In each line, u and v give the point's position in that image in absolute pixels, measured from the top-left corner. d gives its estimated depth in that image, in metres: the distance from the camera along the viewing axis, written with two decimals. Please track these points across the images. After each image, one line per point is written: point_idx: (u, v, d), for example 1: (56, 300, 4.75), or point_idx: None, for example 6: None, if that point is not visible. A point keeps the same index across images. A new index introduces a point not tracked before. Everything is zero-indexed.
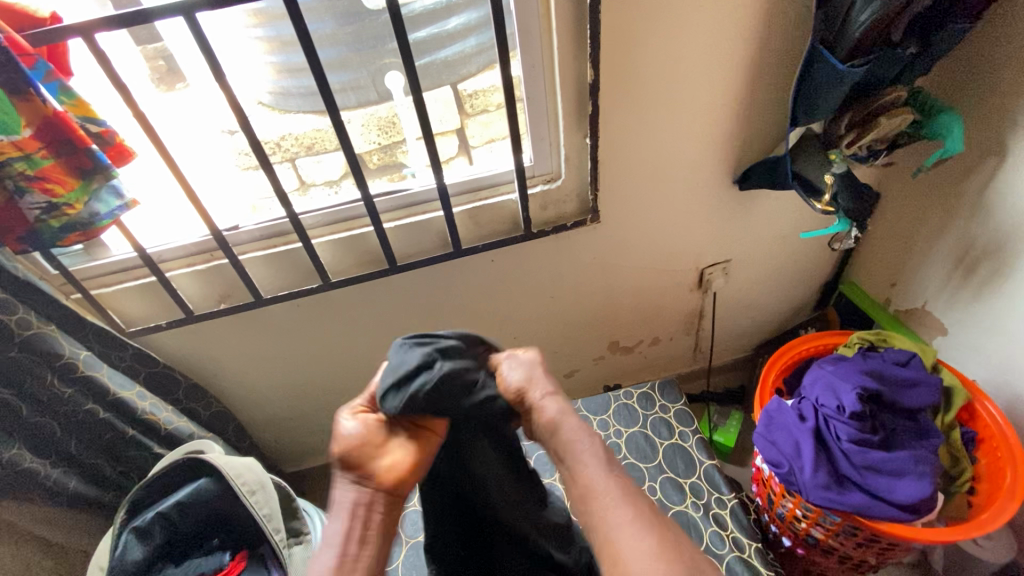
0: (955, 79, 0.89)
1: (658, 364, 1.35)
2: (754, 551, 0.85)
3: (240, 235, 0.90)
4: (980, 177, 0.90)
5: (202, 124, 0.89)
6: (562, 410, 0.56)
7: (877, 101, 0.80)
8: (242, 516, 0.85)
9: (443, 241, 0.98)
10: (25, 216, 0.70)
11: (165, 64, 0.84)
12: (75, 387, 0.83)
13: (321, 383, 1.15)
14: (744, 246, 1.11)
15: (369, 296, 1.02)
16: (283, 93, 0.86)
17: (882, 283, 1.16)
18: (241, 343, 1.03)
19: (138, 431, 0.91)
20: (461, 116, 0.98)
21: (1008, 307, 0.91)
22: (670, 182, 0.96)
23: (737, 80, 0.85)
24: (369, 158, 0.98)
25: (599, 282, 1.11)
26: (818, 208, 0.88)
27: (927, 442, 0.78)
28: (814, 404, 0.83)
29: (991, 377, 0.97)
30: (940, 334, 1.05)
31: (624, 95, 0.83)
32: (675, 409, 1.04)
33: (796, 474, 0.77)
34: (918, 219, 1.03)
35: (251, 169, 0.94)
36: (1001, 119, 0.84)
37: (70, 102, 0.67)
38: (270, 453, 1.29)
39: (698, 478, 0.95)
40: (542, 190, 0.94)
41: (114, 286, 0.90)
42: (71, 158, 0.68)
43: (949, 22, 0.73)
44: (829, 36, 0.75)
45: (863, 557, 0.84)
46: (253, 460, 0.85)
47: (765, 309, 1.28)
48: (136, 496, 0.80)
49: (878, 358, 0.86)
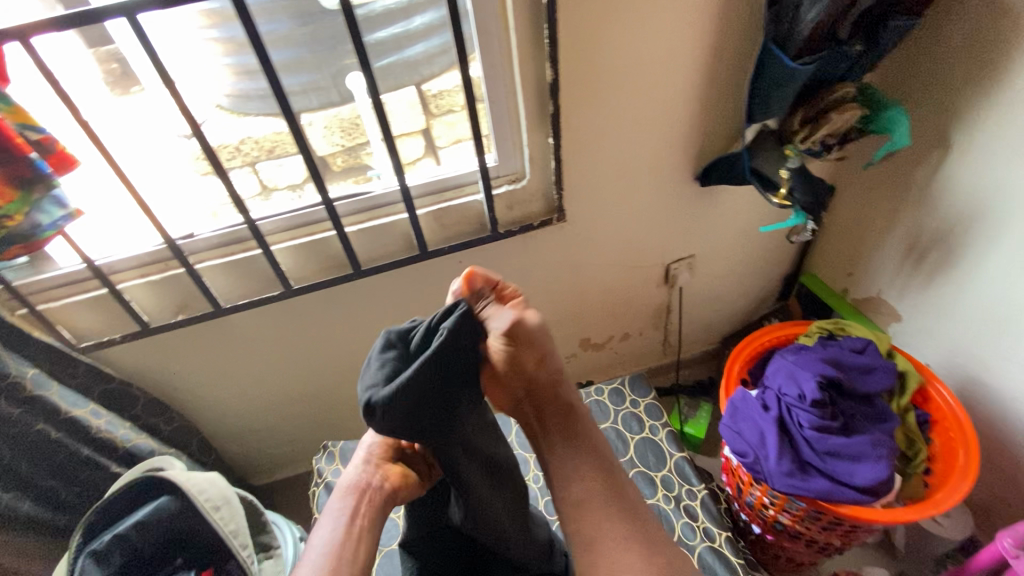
0: (900, 74, 0.93)
1: (630, 359, 1.36)
2: (724, 540, 0.87)
3: (195, 243, 0.87)
4: (926, 169, 0.93)
5: (157, 130, 0.85)
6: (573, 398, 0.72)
7: (829, 98, 0.82)
8: (208, 532, 0.82)
9: (409, 244, 0.97)
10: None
11: (119, 67, 0.79)
12: (25, 408, 0.79)
13: (288, 391, 1.13)
14: (708, 240, 1.14)
15: (335, 301, 1.00)
16: (241, 96, 0.84)
17: (840, 273, 1.20)
18: (202, 354, 0.99)
19: (94, 451, 0.88)
20: (426, 116, 0.93)
21: (956, 292, 0.95)
22: (633, 180, 0.98)
23: (694, 78, 0.87)
24: (333, 160, 0.92)
25: (568, 280, 1.11)
26: (775, 202, 0.91)
27: (883, 426, 0.81)
28: (776, 393, 0.85)
29: (943, 360, 1.01)
30: (895, 320, 1.09)
31: (584, 94, 0.84)
32: (646, 403, 1.05)
33: (761, 463, 0.79)
34: (870, 211, 1.07)
35: (209, 173, 0.90)
36: (943, 114, 0.88)
37: (6, 109, 0.63)
38: (238, 466, 1.25)
39: (669, 471, 0.96)
40: (506, 190, 0.94)
41: (62, 300, 0.86)
42: (9, 167, 0.65)
43: (890, 20, 0.76)
44: (779, 35, 0.77)
45: (828, 540, 0.86)
46: (216, 474, 0.82)
47: (730, 302, 1.31)
48: (91, 519, 0.76)
49: (836, 346, 0.89)
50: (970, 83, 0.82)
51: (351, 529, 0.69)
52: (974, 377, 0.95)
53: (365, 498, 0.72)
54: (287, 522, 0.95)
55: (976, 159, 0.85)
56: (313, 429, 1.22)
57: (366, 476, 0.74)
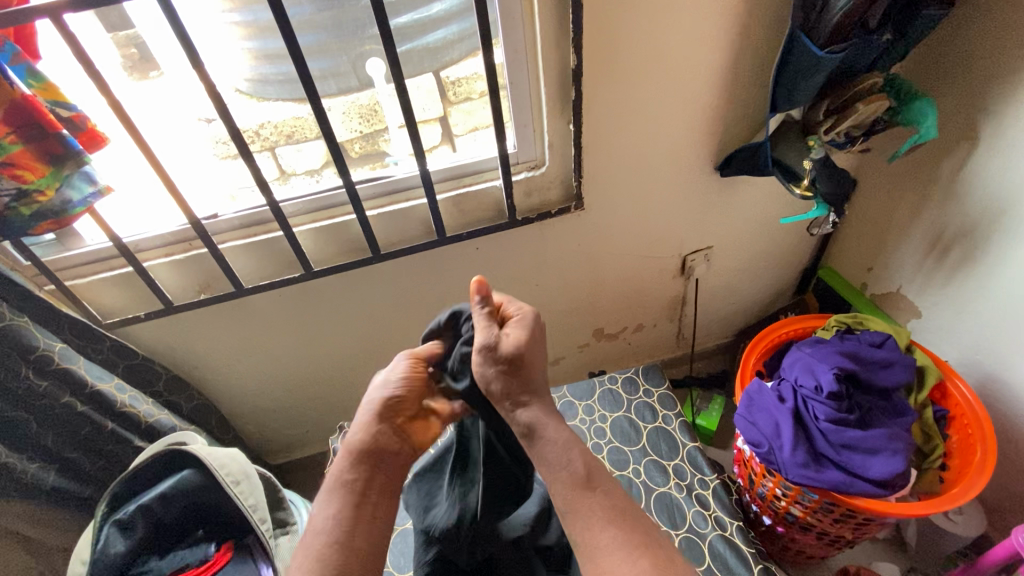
0: (929, 67, 0.91)
1: (642, 350, 1.36)
2: (735, 529, 0.87)
3: (219, 224, 0.89)
4: (952, 163, 0.92)
5: (179, 111, 0.87)
6: (538, 415, 0.66)
7: (856, 87, 0.81)
8: (227, 507, 0.84)
9: (427, 229, 0.97)
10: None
11: (138, 52, 0.82)
12: (52, 380, 0.82)
13: (305, 374, 1.15)
14: (726, 232, 1.13)
15: (353, 285, 1.01)
16: (261, 80, 0.85)
17: (859, 269, 1.18)
18: (223, 333, 1.01)
19: (118, 425, 0.90)
20: (444, 104, 0.96)
21: (979, 288, 0.93)
22: (653, 168, 0.97)
23: (719, 66, 0.86)
24: (351, 146, 0.95)
25: (584, 269, 1.11)
26: (797, 193, 0.90)
27: (901, 420, 0.80)
28: (793, 385, 0.85)
29: (963, 357, 1.00)
30: (914, 317, 1.08)
31: (608, 81, 0.83)
32: (659, 393, 1.05)
33: (775, 453, 0.79)
34: (893, 205, 1.05)
35: (231, 157, 0.93)
36: (972, 107, 0.86)
37: (38, 86, 0.64)
38: (255, 446, 1.28)
39: (682, 460, 0.97)
40: (526, 177, 0.94)
41: (90, 277, 0.88)
42: (41, 144, 0.66)
43: (923, 8, 0.74)
44: (808, 23, 0.76)
45: (840, 533, 0.86)
46: (237, 450, 0.84)
47: (747, 295, 1.30)
48: (117, 489, 0.79)
49: (855, 340, 0.88)
50: (1004, 74, 0.80)
51: (362, 502, 0.63)
52: (995, 375, 0.94)
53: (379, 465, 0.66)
54: (303, 499, 0.97)
55: (1004, 152, 0.84)
56: (328, 411, 1.24)
57: (383, 439, 0.67)
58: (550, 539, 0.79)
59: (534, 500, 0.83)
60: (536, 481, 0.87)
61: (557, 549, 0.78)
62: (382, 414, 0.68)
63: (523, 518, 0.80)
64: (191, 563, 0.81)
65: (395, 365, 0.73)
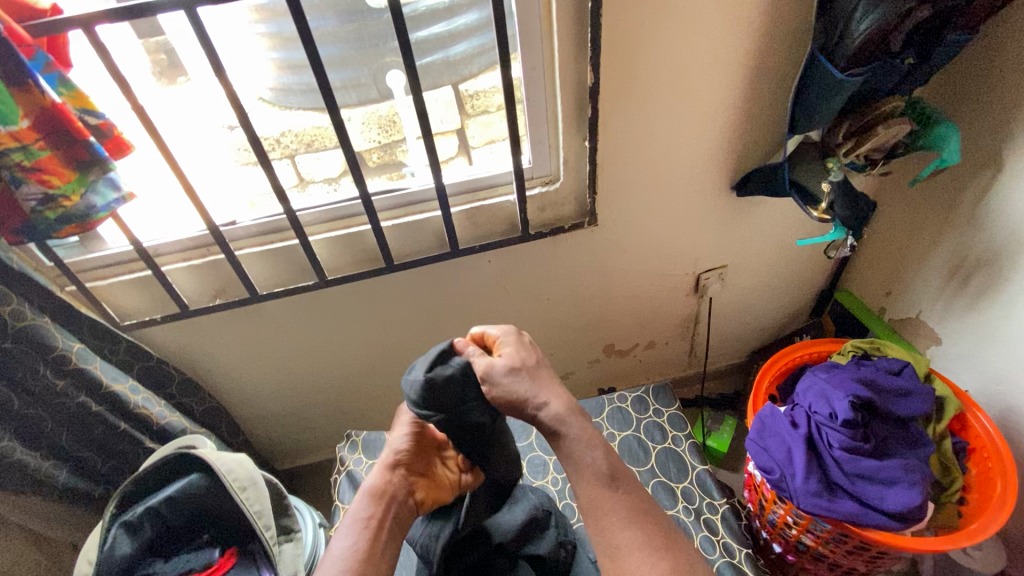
0: (953, 92, 0.90)
1: (654, 369, 1.35)
2: (744, 556, 0.85)
3: (236, 230, 0.90)
4: (975, 188, 0.90)
5: (203, 117, 0.89)
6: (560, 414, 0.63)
7: (878, 110, 0.81)
8: (232, 512, 0.84)
9: (440, 241, 0.98)
10: (18, 237, 0.72)
11: (167, 58, 0.84)
12: (68, 379, 0.83)
13: (315, 380, 1.15)
14: (741, 251, 1.12)
15: (365, 294, 1.01)
16: (283, 90, 0.87)
17: (877, 293, 1.16)
18: (235, 338, 1.02)
19: (131, 425, 0.91)
20: (462, 117, 0.97)
21: (1001, 318, 0.91)
22: (668, 186, 0.97)
23: (736, 87, 0.86)
24: (368, 156, 0.97)
25: (597, 285, 1.11)
26: (814, 216, 0.89)
27: (918, 451, 0.78)
28: (806, 411, 0.83)
29: (983, 386, 0.97)
30: (933, 343, 1.05)
31: (624, 100, 0.83)
32: (669, 413, 1.04)
33: (787, 481, 0.78)
34: (913, 230, 1.04)
35: (251, 164, 0.94)
36: (996, 133, 0.85)
37: (68, 94, 0.66)
38: (263, 451, 1.29)
39: (690, 483, 0.95)
40: (540, 192, 0.94)
41: (109, 279, 0.90)
42: (67, 150, 0.68)
43: (948, 31, 0.73)
44: (829, 45, 0.76)
45: (853, 565, 0.84)
46: (245, 456, 0.85)
47: (761, 315, 1.28)
48: (126, 491, 0.80)
49: (872, 367, 0.86)
50: None
51: (375, 539, 0.69)
52: (1018, 408, 0.91)
53: (391, 509, 0.73)
54: (308, 507, 0.97)
55: None
56: (337, 418, 1.25)
57: (390, 481, 0.75)
58: (542, 550, 0.78)
59: (525, 506, 0.83)
60: (530, 491, 0.87)
61: (548, 557, 0.78)
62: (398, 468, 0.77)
63: (512, 523, 0.80)
64: (195, 567, 0.81)
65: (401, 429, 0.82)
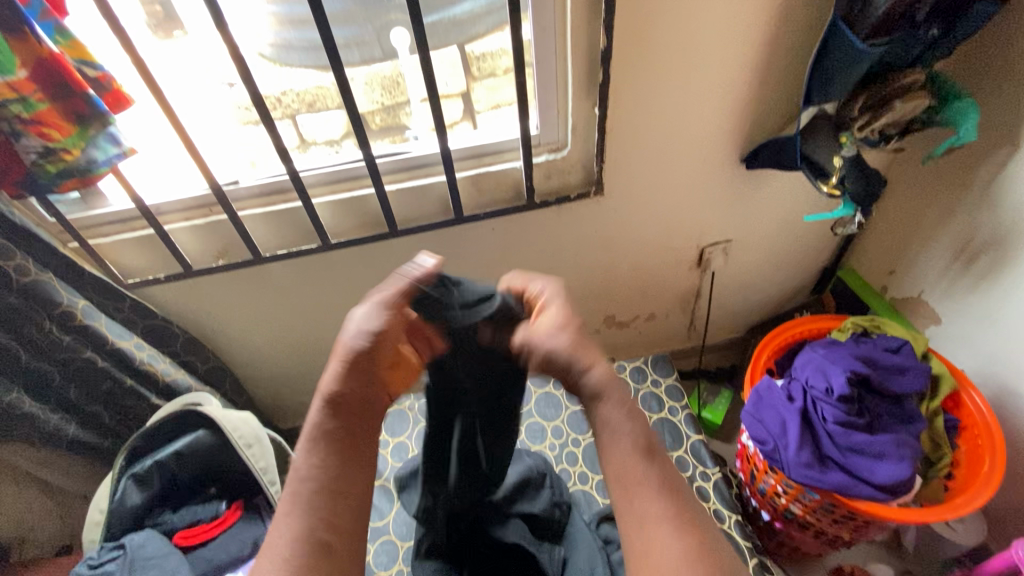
0: (974, 66, 0.87)
1: (652, 340, 1.36)
2: (733, 522, 0.89)
3: (238, 191, 0.89)
4: (989, 167, 0.89)
5: (202, 76, 0.87)
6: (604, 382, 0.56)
7: (895, 84, 0.78)
8: (237, 468, 0.87)
9: (444, 207, 0.97)
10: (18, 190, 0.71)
11: (161, 10, 0.80)
12: (73, 335, 0.83)
13: (317, 343, 1.16)
14: (746, 226, 1.11)
15: (368, 258, 1.01)
16: (284, 45, 0.86)
17: (881, 271, 1.16)
18: (239, 299, 1.03)
19: (136, 381, 0.92)
20: (467, 79, 0.94)
21: (1003, 300, 0.92)
22: (677, 157, 0.95)
23: (753, 55, 0.83)
24: (371, 118, 0.94)
25: (600, 256, 1.11)
26: (824, 189, 0.88)
27: (910, 427, 0.80)
28: (803, 385, 0.84)
29: (979, 366, 0.98)
30: (932, 323, 1.06)
31: (637, 65, 0.81)
32: (666, 384, 1.05)
33: (780, 452, 0.79)
34: (921, 208, 1.03)
35: (252, 124, 0.93)
36: (1015, 111, 0.83)
37: (66, 43, 0.65)
38: (266, 410, 1.32)
39: (684, 452, 0.97)
40: (547, 159, 0.92)
41: (111, 237, 0.89)
42: (67, 103, 0.66)
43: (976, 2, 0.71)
44: (852, 11, 0.73)
45: (838, 534, 0.87)
46: (250, 414, 0.86)
47: (762, 291, 1.28)
48: (135, 444, 0.82)
49: (870, 344, 0.87)
50: None
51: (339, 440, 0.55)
52: (1012, 388, 0.93)
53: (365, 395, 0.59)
54: None
55: None
56: None
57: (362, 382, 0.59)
58: (537, 509, 0.82)
59: (520, 469, 0.86)
60: (529, 456, 0.90)
61: (543, 516, 0.81)
62: (350, 359, 0.58)
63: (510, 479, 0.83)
64: (203, 518, 0.84)
65: (371, 309, 0.60)
